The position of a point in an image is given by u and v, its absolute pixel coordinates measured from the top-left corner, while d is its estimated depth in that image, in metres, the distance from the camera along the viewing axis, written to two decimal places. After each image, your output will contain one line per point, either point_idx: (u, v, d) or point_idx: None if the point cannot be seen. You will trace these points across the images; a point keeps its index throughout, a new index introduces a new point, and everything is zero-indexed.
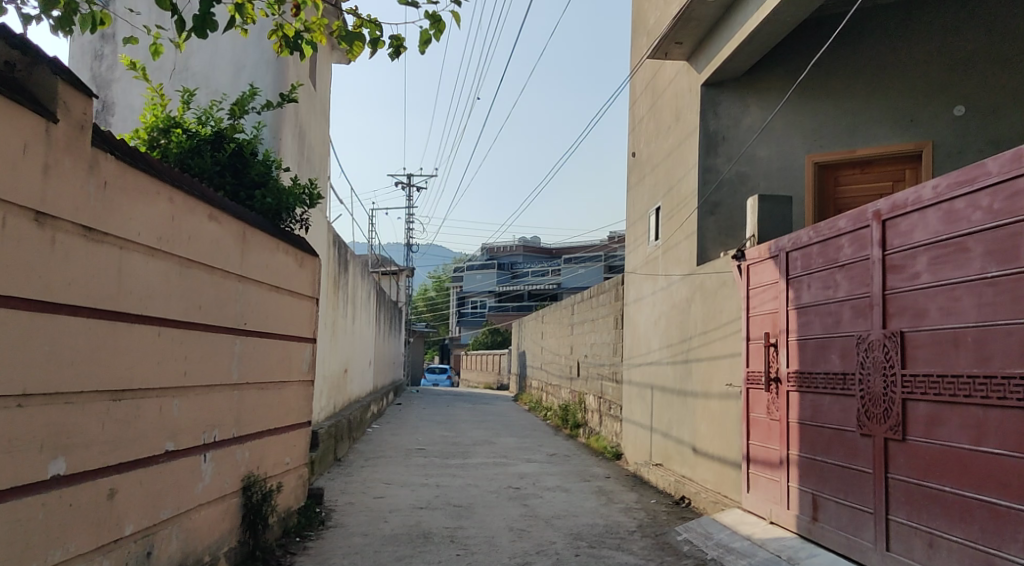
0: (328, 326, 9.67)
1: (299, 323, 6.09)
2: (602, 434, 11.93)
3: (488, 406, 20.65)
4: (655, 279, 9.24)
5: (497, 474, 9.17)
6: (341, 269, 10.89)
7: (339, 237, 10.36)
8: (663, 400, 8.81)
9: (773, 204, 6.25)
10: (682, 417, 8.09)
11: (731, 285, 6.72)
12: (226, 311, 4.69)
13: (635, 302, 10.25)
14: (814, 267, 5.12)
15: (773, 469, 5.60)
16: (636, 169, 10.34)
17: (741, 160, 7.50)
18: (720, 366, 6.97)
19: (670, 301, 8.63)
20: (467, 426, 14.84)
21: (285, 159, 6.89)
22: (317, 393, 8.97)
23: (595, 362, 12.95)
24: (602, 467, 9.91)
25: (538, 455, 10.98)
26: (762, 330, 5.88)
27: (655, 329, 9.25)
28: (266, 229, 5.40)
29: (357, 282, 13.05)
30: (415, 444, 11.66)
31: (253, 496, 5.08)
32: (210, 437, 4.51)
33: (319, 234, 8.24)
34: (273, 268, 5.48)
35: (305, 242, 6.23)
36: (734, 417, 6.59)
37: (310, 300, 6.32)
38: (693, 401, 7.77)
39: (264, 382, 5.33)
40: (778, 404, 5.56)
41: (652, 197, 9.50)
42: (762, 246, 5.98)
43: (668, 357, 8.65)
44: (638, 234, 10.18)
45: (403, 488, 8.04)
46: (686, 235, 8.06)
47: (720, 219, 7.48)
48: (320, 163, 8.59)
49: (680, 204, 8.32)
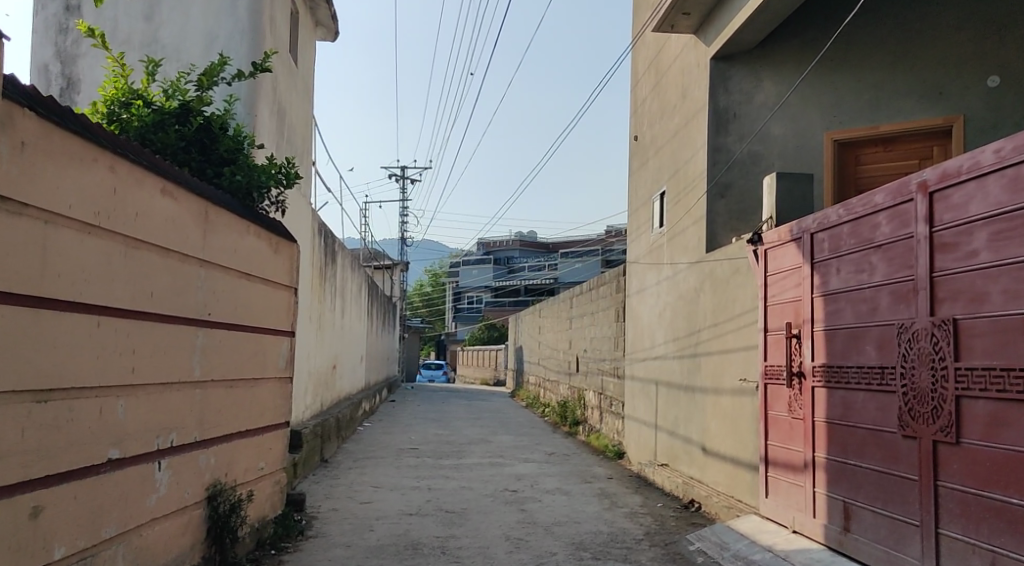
0: (313, 320, 9.13)
1: (275, 315, 5.55)
2: (603, 432, 11.42)
3: (483, 403, 20.11)
4: (660, 268, 8.71)
5: (493, 475, 8.66)
6: (328, 261, 10.33)
7: (325, 227, 9.82)
8: (669, 396, 8.29)
9: (792, 182, 5.73)
10: (689, 415, 7.57)
11: (746, 272, 6.21)
12: (186, 300, 4.15)
13: (637, 294, 9.73)
14: (844, 249, 4.61)
15: (796, 473, 5.09)
16: (638, 154, 9.80)
17: (754, 139, 6.98)
18: (733, 360, 6.46)
19: (676, 291, 8.11)
20: (461, 424, 14.31)
21: (261, 137, 6.33)
22: (300, 390, 8.43)
23: (596, 356, 12.44)
24: (604, 468, 9.39)
25: (535, 454, 10.46)
26: (782, 321, 5.36)
27: (659, 321, 8.73)
28: (235, 209, 4.87)
29: (347, 274, 12.49)
30: (407, 444, 11.13)
31: (219, 506, 4.55)
32: (166, 442, 3.98)
33: (299, 220, 7.69)
34: (244, 253, 4.95)
35: (280, 226, 5.69)
36: (749, 416, 6.08)
37: (287, 290, 5.78)
38: (702, 397, 7.25)
39: (233, 380, 4.80)
40: (801, 402, 5.04)
41: (656, 181, 8.97)
42: (782, 228, 5.45)
43: (674, 352, 8.13)
44: (641, 221, 9.65)
45: (393, 492, 7.51)
46: (694, 220, 7.53)
47: (732, 202, 6.95)
48: (302, 144, 8.04)
49: (687, 188, 7.79)
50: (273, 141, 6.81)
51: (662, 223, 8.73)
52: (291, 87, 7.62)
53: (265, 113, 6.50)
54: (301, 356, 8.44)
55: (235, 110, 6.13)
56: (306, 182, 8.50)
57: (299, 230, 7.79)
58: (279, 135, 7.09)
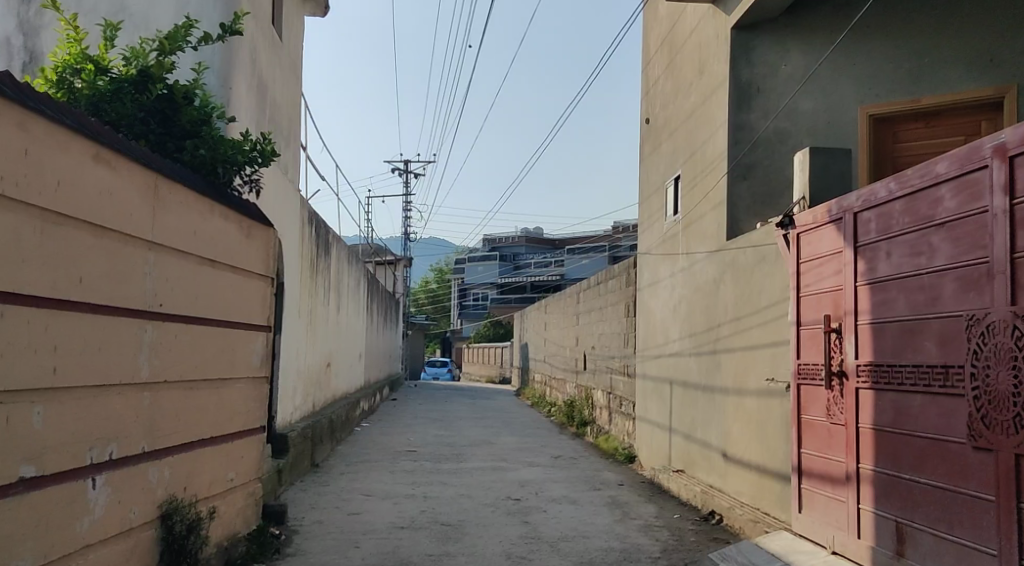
0: (302, 315, 8.53)
1: (249, 308, 4.96)
2: (612, 434, 10.81)
3: (487, 402, 19.45)
4: (675, 259, 8.08)
5: (495, 482, 8.05)
6: (321, 252, 9.73)
7: (318, 216, 9.24)
8: (684, 397, 7.67)
9: (828, 159, 5.08)
10: (709, 418, 6.95)
11: (774, 260, 5.59)
12: (130, 288, 3.56)
13: (649, 287, 9.09)
14: (896, 230, 3.98)
15: (836, 487, 4.47)
16: (650, 138, 9.17)
17: (780, 114, 6.36)
18: (760, 359, 5.84)
19: (692, 283, 7.48)
20: (463, 424, 13.68)
21: (235, 111, 5.72)
22: (287, 391, 7.82)
23: (604, 353, 11.81)
24: (614, 473, 8.76)
25: (541, 458, 9.84)
26: (818, 313, 4.74)
27: (673, 317, 8.11)
28: (197, 187, 4.28)
29: (343, 269, 11.90)
30: (405, 446, 10.54)
31: (177, 527, 3.95)
32: (103, 454, 3.39)
33: (280, 205, 7.09)
34: (207, 237, 4.36)
35: (255, 209, 5.10)
36: (778, 420, 5.45)
37: (263, 280, 5.19)
38: (723, 399, 6.63)
39: (194, 381, 4.21)
40: (842, 406, 4.42)
41: (670, 165, 8.34)
42: (817, 209, 4.83)
43: (691, 349, 7.49)
44: (653, 210, 9.01)
45: (385, 502, 6.92)
46: (714, 205, 6.90)
47: (755, 184, 6.35)
48: (286, 124, 7.44)
49: (705, 171, 7.17)
50: (252, 117, 6.22)
51: (677, 210, 8.11)
52: (274, 62, 7.02)
53: (242, 86, 5.90)
54: (287, 354, 7.82)
55: (206, 80, 5.53)
56: (293, 166, 7.90)
57: (281, 216, 7.18)
58: (260, 112, 6.50)
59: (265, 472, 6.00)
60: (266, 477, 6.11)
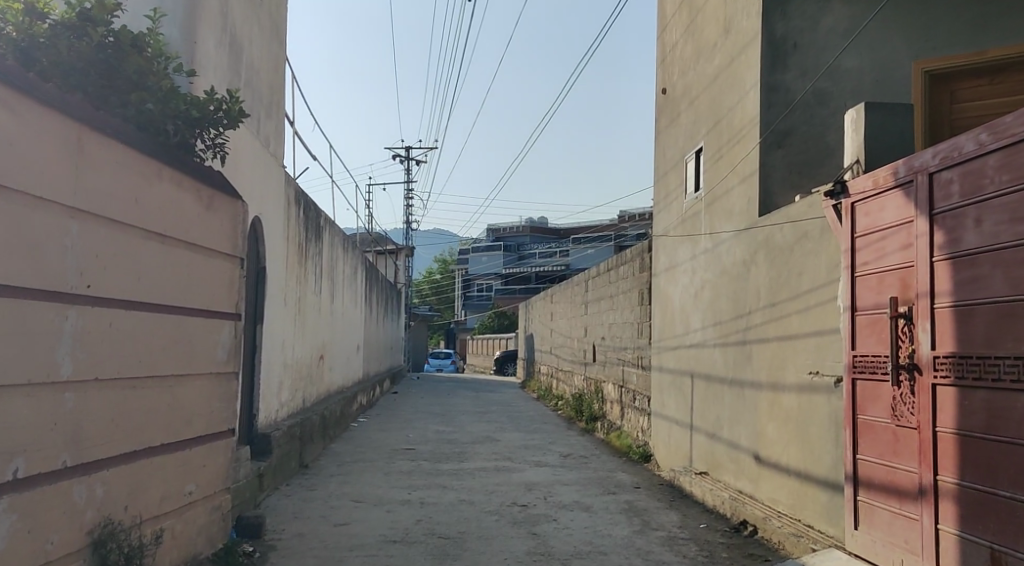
0: (288, 303, 7.83)
1: (213, 292, 4.27)
2: (624, 430, 10.11)
3: (492, 395, 18.70)
4: (696, 240, 7.35)
5: (499, 484, 7.37)
6: (312, 237, 9.03)
7: (306, 196, 8.53)
8: (707, 392, 6.96)
9: (887, 116, 4.35)
10: (738, 416, 6.22)
11: (821, 237, 4.89)
12: (41, 266, 2.86)
13: (667, 272, 8.36)
14: (989, 191, 3.25)
15: (905, 502, 3.76)
16: (668, 109, 8.44)
17: (820, 74, 5.73)
18: (802, 349, 5.13)
19: (717, 265, 6.75)
20: (466, 420, 12.97)
21: (200, 67, 4.97)
22: (270, 387, 7.12)
23: (615, 344, 11.11)
24: (629, 474, 8.05)
25: (549, 457, 9.13)
26: (881, 296, 4.02)
27: (694, 304, 7.40)
28: (140, 147, 3.57)
29: (338, 255, 11.18)
30: (404, 444, 9.86)
31: (111, 557, 3.26)
32: (4, 472, 2.69)
33: (256, 180, 6.37)
34: (155, 207, 3.66)
35: (220, 177, 4.40)
36: (827, 420, 4.76)
37: (232, 261, 4.50)
38: (755, 394, 5.93)
39: (137, 379, 3.52)
40: (914, 405, 3.71)
41: (690, 137, 7.62)
42: (878, 172, 4.11)
43: (716, 339, 6.78)
44: (671, 188, 8.29)
45: (378, 509, 6.23)
46: (743, 179, 6.19)
47: (791, 152, 5.73)
48: (264, 90, 6.73)
49: (731, 141, 6.46)
50: (222, 76, 5.49)
51: (698, 185, 7.39)
52: (251, 20, 6.31)
53: (209, 40, 5.16)
54: (271, 344, 7.13)
55: (165, 31, 4.79)
56: (276, 138, 7.20)
57: (258, 192, 6.46)
58: (233, 73, 5.78)
59: (237, 479, 5.31)
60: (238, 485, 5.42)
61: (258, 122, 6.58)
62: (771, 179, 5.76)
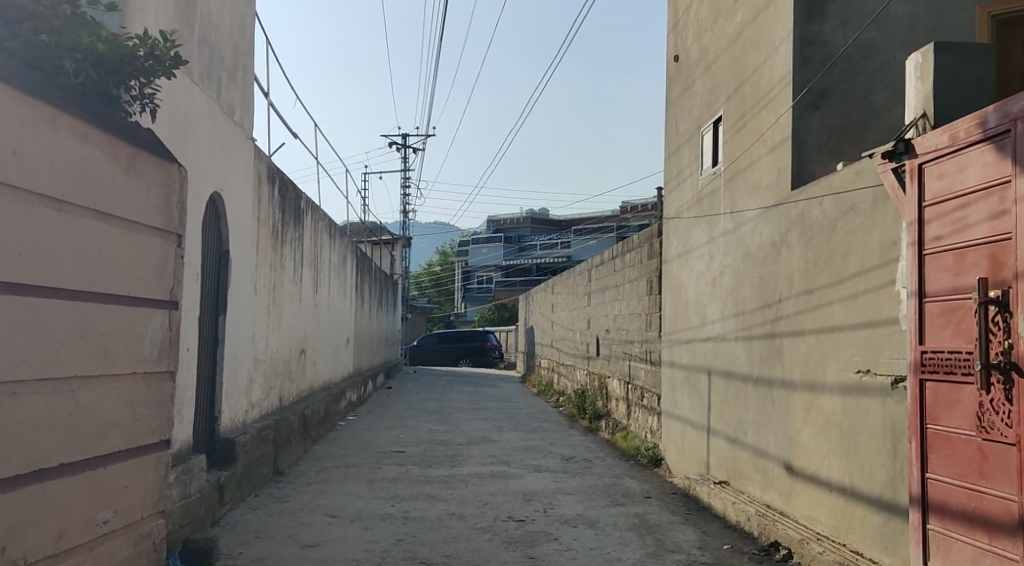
0: (260, 292, 7.05)
1: (140, 275, 3.50)
2: (631, 430, 9.34)
3: (490, 391, 17.85)
4: (714, 221, 6.56)
5: (494, 493, 6.60)
6: (290, 220, 8.25)
7: (283, 174, 7.72)
8: (727, 391, 6.19)
9: (961, 58, 3.57)
10: (766, 420, 5.45)
11: (873, 211, 4.12)
12: None
13: (679, 258, 7.58)
14: None
15: (996, 535, 3.00)
16: (680, 78, 7.64)
17: (864, 23, 5.05)
18: (847, 344, 4.37)
19: (739, 249, 5.98)
20: (462, 418, 12.19)
21: (134, 8, 4.17)
22: (237, 387, 6.36)
23: (621, 337, 10.33)
24: (638, 482, 7.26)
25: (549, 460, 8.36)
26: (963, 278, 3.24)
27: (711, 292, 6.63)
28: (25, 85, 2.78)
29: (323, 242, 10.37)
30: (392, 446, 9.09)
31: None
32: None
33: (213, 149, 5.56)
34: (49, 163, 2.89)
35: (150, 136, 3.63)
36: (882, 429, 4.00)
37: (168, 238, 3.73)
38: (784, 396, 5.17)
39: (22, 381, 2.76)
40: (1011, 414, 2.93)
41: (707, 107, 6.84)
42: (956, 123, 3.31)
43: (738, 332, 5.99)
44: (684, 164, 7.50)
45: (354, 525, 5.47)
46: (770, 148, 5.41)
47: (830, 114, 4.99)
48: (227, 50, 5.94)
49: (756, 107, 5.69)
50: (165, 24, 4.69)
51: (717, 159, 6.60)
52: None
53: None
54: (237, 339, 6.36)
55: None
56: (245, 107, 6.42)
57: (218, 163, 5.67)
58: (183, 24, 4.99)
59: (173, 499, 4.52)
60: (177, 506, 4.63)
61: (220, 85, 5.79)
62: (807, 146, 5.01)
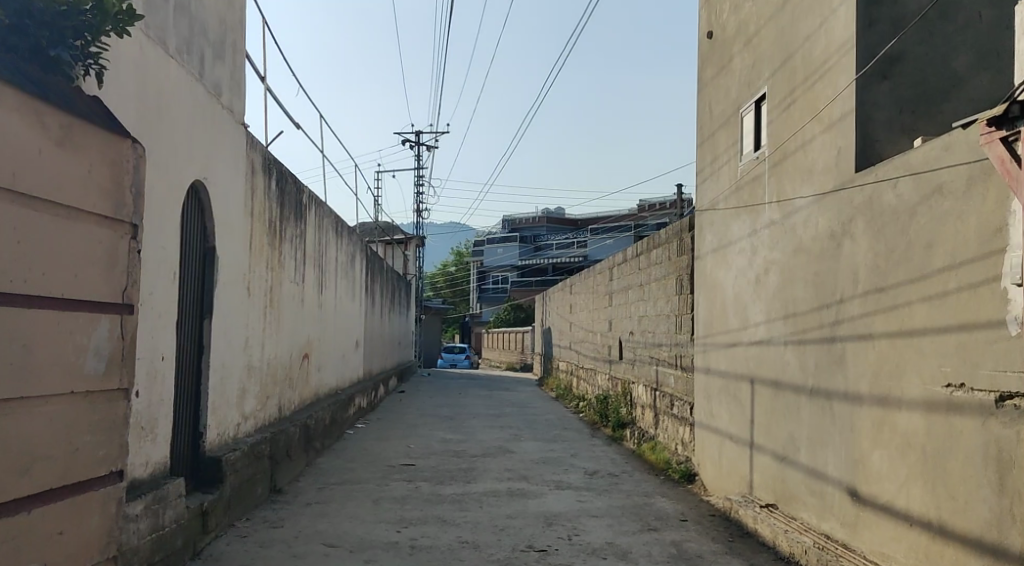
0: (255, 294, 6.41)
1: (80, 273, 2.86)
2: (660, 441, 8.64)
3: (507, 394, 17.22)
4: (757, 211, 5.86)
5: (512, 515, 5.95)
6: (291, 215, 7.61)
7: (280, 164, 7.07)
8: (774, 402, 5.49)
9: None
10: (825, 438, 4.74)
11: (969, 193, 3.42)
12: None
13: (715, 253, 6.89)
14: None
15: None
16: (715, 57, 6.95)
17: None
18: (932, 353, 3.66)
19: (788, 242, 5.27)
20: (478, 425, 11.54)
21: None
22: (227, 400, 5.73)
23: (647, 340, 9.62)
24: (671, 501, 6.57)
25: (572, 475, 7.69)
26: None
27: (754, 291, 5.93)
28: None
29: (328, 240, 9.72)
30: (402, 458, 8.44)
31: None
32: None
33: (194, 133, 4.93)
34: None
35: (96, 105, 2.99)
36: (984, 456, 3.29)
37: (118, 229, 3.09)
38: (847, 411, 4.47)
39: None
40: None
41: (747, 85, 6.14)
42: None
43: (787, 336, 5.30)
44: (720, 150, 6.81)
45: (355, 557, 4.82)
46: (827, 126, 4.72)
47: (901, 84, 4.31)
48: (212, 22, 5.31)
49: (808, 80, 5.00)
50: None
51: (760, 142, 5.90)
52: None
53: None
54: (227, 345, 5.73)
55: None
56: (235, 88, 5.80)
57: (200, 149, 5.03)
58: None
59: (138, 534, 3.90)
60: (145, 542, 4.01)
61: (204, 62, 5.16)
62: (874, 121, 4.31)
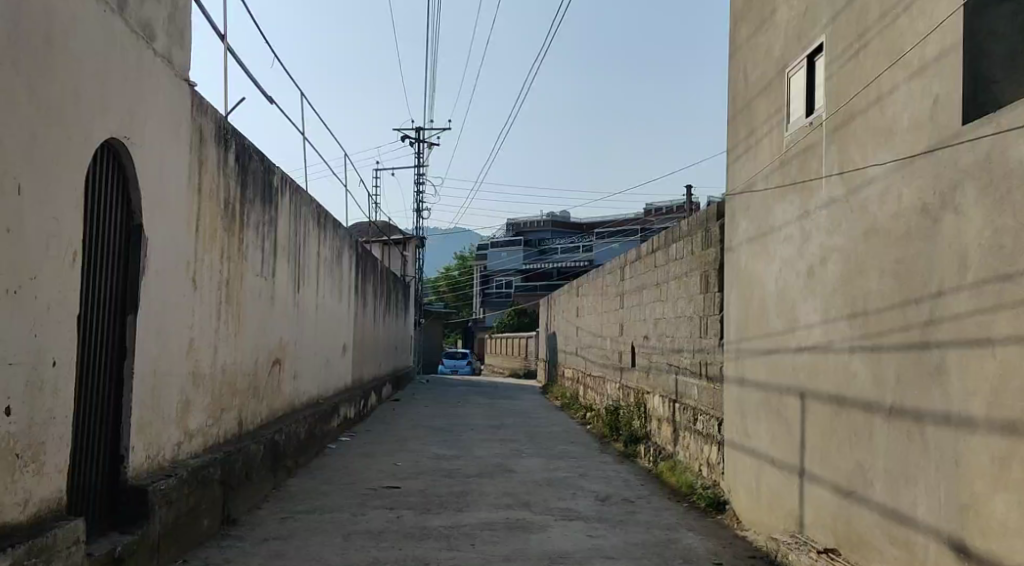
0: (204, 288, 5.36)
1: None
2: (681, 461, 7.57)
3: (509, 402, 16.17)
4: (810, 188, 4.81)
5: (508, 557, 4.88)
6: (256, 198, 6.58)
7: (241, 137, 6.03)
8: (836, 423, 4.41)
9: None
10: (912, 473, 3.67)
11: None
12: None
13: (751, 243, 5.83)
14: None
15: None
16: (752, 12, 5.92)
17: None
18: None
19: (857, 223, 4.21)
20: (475, 438, 10.46)
21: None
22: (162, 415, 4.68)
23: (664, 346, 8.55)
24: (700, 537, 5.50)
25: (581, 501, 6.63)
26: None
27: (805, 284, 4.87)
28: None
29: (307, 232, 8.66)
30: (386, 479, 7.38)
31: None
32: None
33: (110, 81, 3.92)
34: None
35: None
36: None
37: None
38: (948, 440, 3.40)
39: None
40: None
41: (796, 37, 5.11)
42: None
43: (854, 341, 4.23)
44: (758, 121, 5.77)
45: None
46: (916, 70, 3.67)
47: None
48: None
49: (886, 16, 3.96)
50: None
51: (814, 105, 4.86)
52: None
53: None
54: (163, 348, 4.69)
55: None
56: (176, 36, 4.78)
57: (119, 103, 4.01)
58: None
59: None
60: None
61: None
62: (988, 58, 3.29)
